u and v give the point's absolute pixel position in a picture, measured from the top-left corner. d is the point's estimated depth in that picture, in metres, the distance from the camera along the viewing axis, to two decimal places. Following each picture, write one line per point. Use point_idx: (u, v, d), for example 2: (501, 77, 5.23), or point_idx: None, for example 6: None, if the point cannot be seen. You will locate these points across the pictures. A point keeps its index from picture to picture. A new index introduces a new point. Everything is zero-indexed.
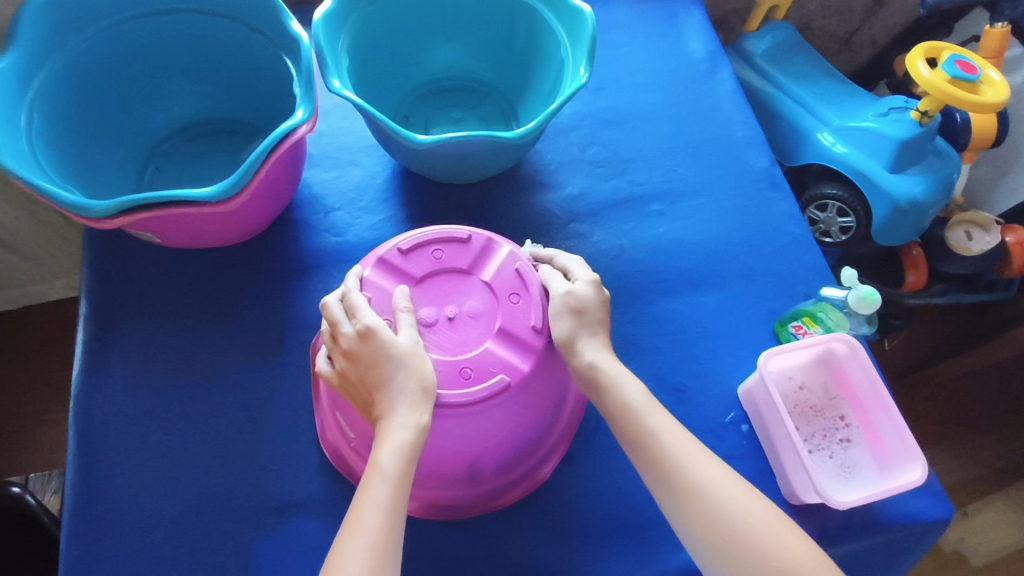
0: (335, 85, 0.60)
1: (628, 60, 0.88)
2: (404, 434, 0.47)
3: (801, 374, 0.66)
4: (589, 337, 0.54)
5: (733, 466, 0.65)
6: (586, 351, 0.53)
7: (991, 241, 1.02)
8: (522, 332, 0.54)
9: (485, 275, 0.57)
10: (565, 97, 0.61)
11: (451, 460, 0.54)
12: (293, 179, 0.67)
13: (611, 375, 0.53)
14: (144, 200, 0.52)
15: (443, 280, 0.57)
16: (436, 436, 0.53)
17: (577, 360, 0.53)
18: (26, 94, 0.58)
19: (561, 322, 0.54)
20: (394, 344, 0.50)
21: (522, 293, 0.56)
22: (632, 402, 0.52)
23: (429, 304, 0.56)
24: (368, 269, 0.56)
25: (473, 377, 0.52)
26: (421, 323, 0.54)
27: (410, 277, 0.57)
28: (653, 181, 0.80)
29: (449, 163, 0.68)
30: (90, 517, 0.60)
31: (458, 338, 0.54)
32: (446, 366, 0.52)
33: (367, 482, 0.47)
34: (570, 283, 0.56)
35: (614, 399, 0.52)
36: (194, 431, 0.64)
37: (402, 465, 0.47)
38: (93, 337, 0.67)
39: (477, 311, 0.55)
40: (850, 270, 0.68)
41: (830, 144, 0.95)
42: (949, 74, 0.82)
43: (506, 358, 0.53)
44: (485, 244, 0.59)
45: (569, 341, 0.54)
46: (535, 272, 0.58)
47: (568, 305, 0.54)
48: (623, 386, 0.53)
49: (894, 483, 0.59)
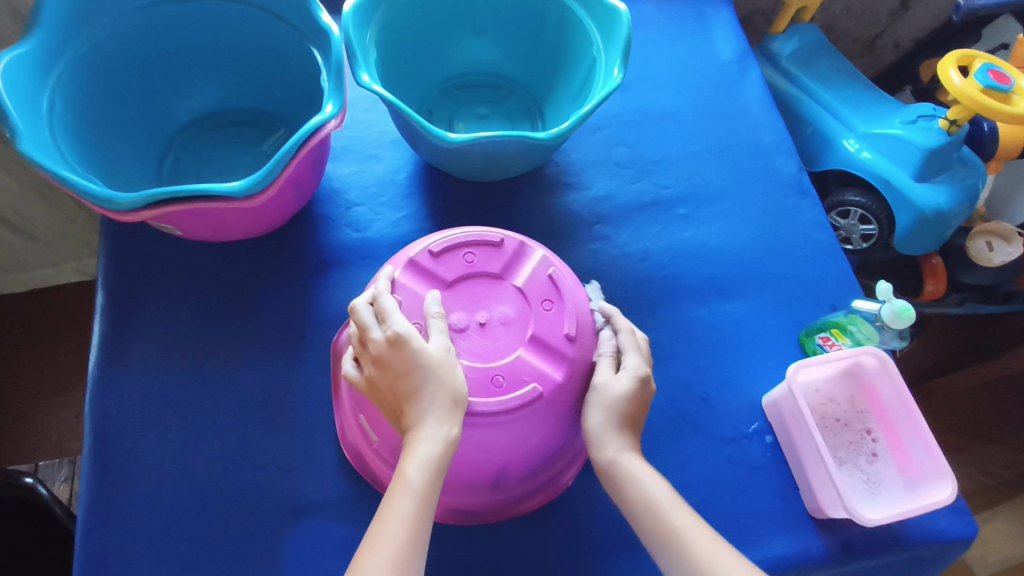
0: (364, 79, 0.59)
1: (656, 60, 0.86)
2: (432, 447, 0.46)
3: (828, 387, 0.65)
4: (614, 438, 0.52)
5: (756, 477, 0.64)
6: (607, 449, 0.51)
7: (1013, 254, 0.99)
8: (555, 341, 0.53)
9: (518, 281, 0.56)
10: (598, 100, 0.60)
11: (477, 468, 0.53)
12: (318, 174, 0.66)
13: (633, 475, 0.50)
14: (170, 194, 0.51)
15: (474, 284, 0.56)
16: (462, 444, 0.52)
17: (597, 457, 0.52)
18: (48, 80, 0.57)
19: (592, 414, 0.52)
20: (426, 353, 0.48)
21: (556, 300, 0.55)
22: (651, 497, 0.50)
23: (460, 309, 0.55)
24: (398, 272, 0.55)
25: (505, 386, 0.51)
26: (453, 328, 0.53)
27: (442, 280, 0.56)
28: (679, 184, 0.79)
29: (476, 162, 0.67)
30: (105, 513, 0.59)
31: (489, 344, 0.53)
32: (477, 374, 0.51)
33: (392, 494, 0.46)
34: (610, 384, 0.52)
35: (638, 497, 0.50)
36: (212, 427, 0.63)
37: (428, 478, 0.46)
38: (110, 329, 0.66)
39: (508, 317, 0.54)
40: (885, 284, 0.66)
41: (855, 150, 0.93)
42: (983, 83, 0.80)
43: (538, 367, 0.52)
44: (517, 248, 0.58)
45: (592, 437, 0.52)
46: (569, 278, 0.57)
47: (600, 403, 0.52)
48: (644, 484, 0.50)
49: (921, 502, 0.58)
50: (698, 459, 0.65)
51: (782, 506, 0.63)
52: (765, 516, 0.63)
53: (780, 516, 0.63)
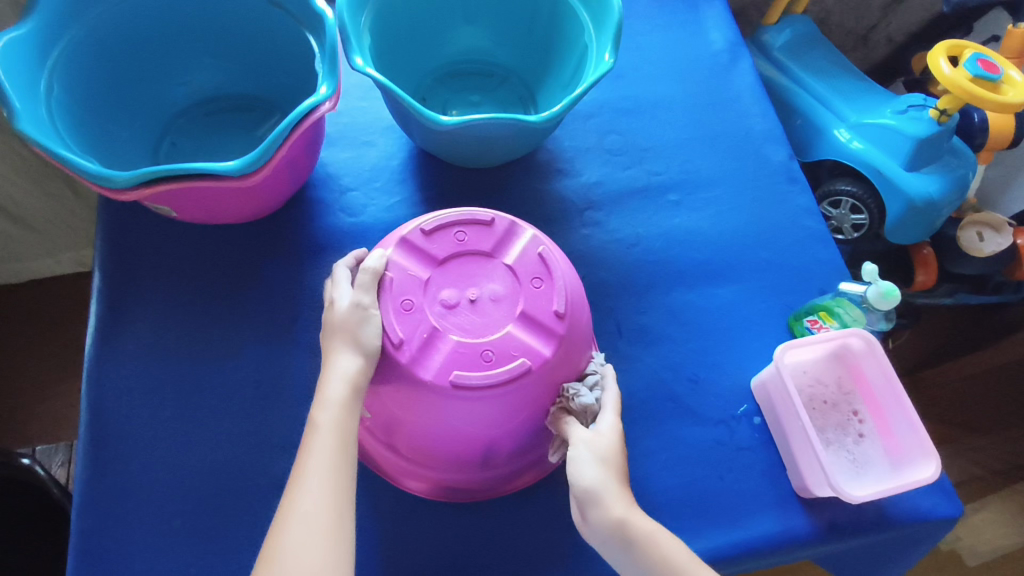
0: (358, 63, 0.59)
1: (648, 49, 0.87)
2: (331, 395, 0.50)
3: (815, 368, 0.66)
4: (615, 495, 0.50)
5: (744, 457, 0.65)
6: (614, 509, 0.49)
7: (1003, 243, 1.00)
8: (543, 317, 0.54)
9: (507, 258, 0.57)
10: (590, 83, 0.60)
11: (465, 442, 0.54)
12: (312, 157, 0.66)
13: (643, 533, 0.49)
14: (166, 172, 0.52)
15: (465, 262, 0.57)
16: (450, 418, 0.53)
17: (602, 517, 0.49)
18: (45, 63, 0.58)
19: (588, 471, 0.51)
20: (337, 309, 0.54)
21: (545, 278, 0.56)
22: (668, 556, 0.49)
23: (451, 287, 0.56)
24: (390, 255, 0.56)
25: (495, 360, 0.52)
26: (444, 305, 0.54)
27: (433, 258, 0.57)
28: (670, 171, 0.80)
29: (469, 147, 0.67)
30: (101, 490, 0.60)
31: (479, 320, 0.54)
32: (468, 349, 0.52)
33: (307, 442, 0.50)
34: (595, 436, 0.52)
35: (653, 559, 0.49)
36: (207, 407, 0.63)
37: (330, 423, 0.50)
38: (106, 311, 0.66)
39: (498, 294, 0.55)
40: (869, 266, 0.66)
41: (846, 140, 0.94)
42: (971, 72, 0.81)
43: (524, 342, 0.53)
44: (508, 228, 0.58)
45: (595, 495, 0.50)
46: (558, 257, 0.58)
47: (593, 454, 0.51)
48: (657, 540, 0.49)
49: (906, 479, 0.59)
50: (687, 439, 0.66)
51: (770, 486, 0.64)
52: (752, 495, 0.64)
53: (768, 494, 0.64)
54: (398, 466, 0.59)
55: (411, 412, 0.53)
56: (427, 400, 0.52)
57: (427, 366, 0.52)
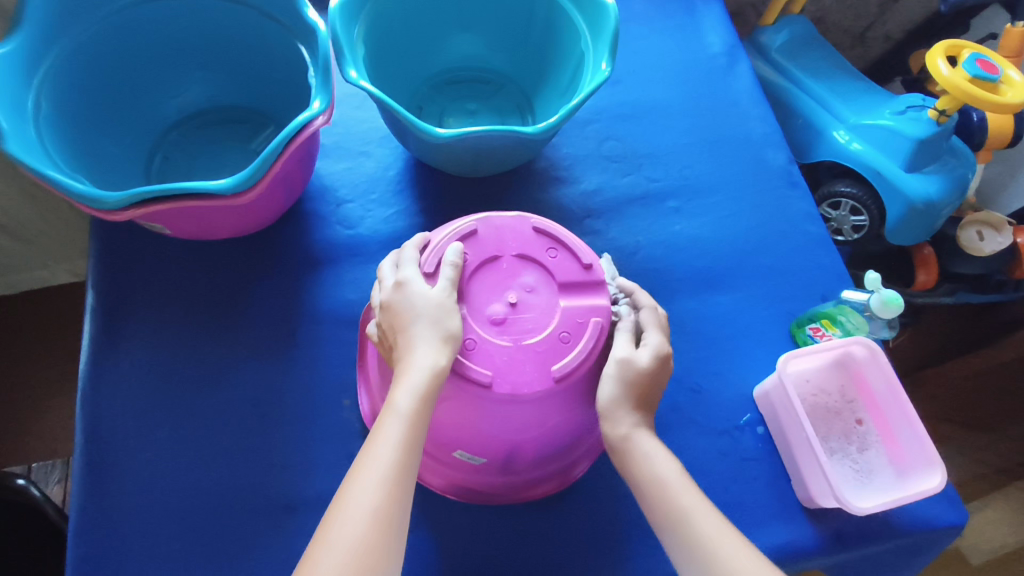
0: (352, 75, 0.59)
1: (646, 53, 0.86)
2: (421, 375, 0.47)
3: (818, 377, 0.66)
4: (627, 412, 0.52)
5: (749, 468, 0.65)
6: (622, 424, 0.51)
7: (1003, 242, 1.00)
8: (578, 276, 0.57)
9: (512, 249, 0.57)
10: (587, 93, 0.59)
11: (560, 435, 0.55)
12: (307, 171, 0.66)
13: (641, 450, 0.50)
14: (157, 192, 0.51)
15: (483, 275, 0.56)
16: (553, 417, 0.53)
17: (611, 431, 0.51)
18: (34, 80, 0.56)
19: (608, 386, 0.52)
20: (423, 296, 0.51)
21: (557, 245, 0.58)
22: (659, 474, 0.49)
23: (491, 300, 0.54)
24: (462, 247, 0.55)
25: (573, 338, 0.53)
26: (498, 321, 0.53)
27: (460, 290, 0.54)
28: (670, 177, 0.79)
29: (466, 157, 0.66)
30: (97, 514, 0.59)
31: (535, 314, 0.54)
32: (547, 342, 0.53)
33: (383, 423, 0.46)
34: (631, 354, 0.53)
35: (644, 473, 0.50)
36: (204, 426, 0.63)
37: (417, 405, 0.46)
38: (101, 329, 0.65)
39: (532, 284, 0.56)
40: (873, 274, 0.66)
41: (845, 141, 0.93)
42: (970, 73, 0.80)
43: (583, 306, 0.55)
44: (493, 227, 0.58)
45: (609, 410, 0.51)
46: (551, 224, 0.59)
47: (620, 373, 0.52)
48: (652, 459, 0.50)
49: (912, 489, 0.59)
50: (691, 451, 0.65)
51: (774, 497, 0.64)
52: (756, 506, 0.63)
53: (772, 506, 0.63)
54: (512, 486, 0.58)
55: (522, 427, 0.53)
56: (542, 404, 0.52)
57: (524, 379, 0.51)
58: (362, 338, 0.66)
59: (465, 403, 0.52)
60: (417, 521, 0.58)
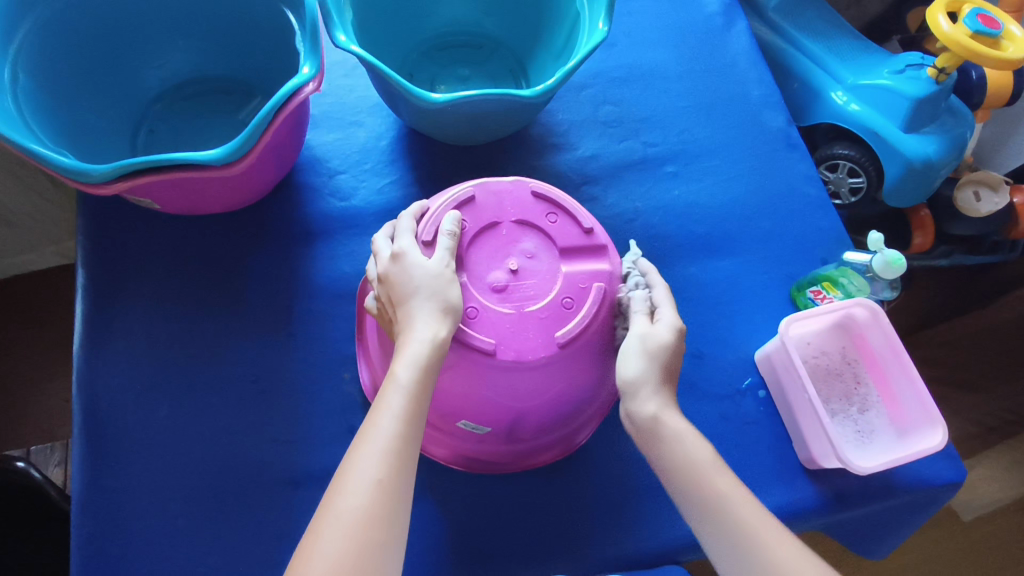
0: (342, 40, 0.57)
1: (642, 14, 0.84)
2: (421, 346, 0.47)
3: (819, 339, 0.66)
4: (654, 390, 0.50)
5: (751, 431, 0.65)
6: (648, 403, 0.50)
7: (1000, 202, 0.97)
8: (579, 241, 0.56)
9: (511, 216, 0.56)
10: (584, 53, 0.57)
11: (563, 402, 0.55)
12: (298, 142, 0.64)
13: (673, 429, 0.49)
14: (144, 164, 0.49)
15: (483, 243, 0.55)
16: (555, 384, 0.53)
17: (637, 410, 0.50)
18: (8, 49, 0.54)
19: (631, 364, 0.51)
20: (420, 266, 0.50)
21: (557, 210, 0.57)
22: (692, 456, 0.48)
23: (492, 268, 0.54)
24: (460, 215, 0.54)
25: (575, 305, 0.53)
26: (499, 289, 0.53)
27: (459, 258, 0.54)
28: (667, 142, 0.78)
29: (459, 123, 0.64)
30: (99, 495, 0.58)
31: (536, 281, 0.54)
32: (550, 309, 0.52)
33: (384, 396, 0.46)
34: (650, 328, 0.52)
35: (677, 454, 0.48)
36: (203, 404, 0.62)
37: (418, 375, 0.46)
38: (92, 308, 0.64)
39: (532, 251, 0.55)
40: (875, 235, 0.66)
41: (843, 102, 0.92)
42: (972, 28, 0.78)
43: (584, 272, 0.55)
44: (490, 195, 0.56)
45: (633, 386, 0.50)
46: (550, 189, 0.58)
47: (642, 347, 0.51)
48: (682, 441, 0.49)
49: (914, 448, 0.59)
50: (695, 416, 0.65)
51: (776, 459, 0.64)
52: (758, 469, 0.63)
53: (774, 468, 0.64)
54: (516, 454, 0.58)
55: (525, 395, 0.53)
56: (544, 371, 0.52)
57: (528, 345, 0.51)
58: (361, 313, 0.65)
59: (468, 372, 0.51)
60: (422, 492, 0.58)
